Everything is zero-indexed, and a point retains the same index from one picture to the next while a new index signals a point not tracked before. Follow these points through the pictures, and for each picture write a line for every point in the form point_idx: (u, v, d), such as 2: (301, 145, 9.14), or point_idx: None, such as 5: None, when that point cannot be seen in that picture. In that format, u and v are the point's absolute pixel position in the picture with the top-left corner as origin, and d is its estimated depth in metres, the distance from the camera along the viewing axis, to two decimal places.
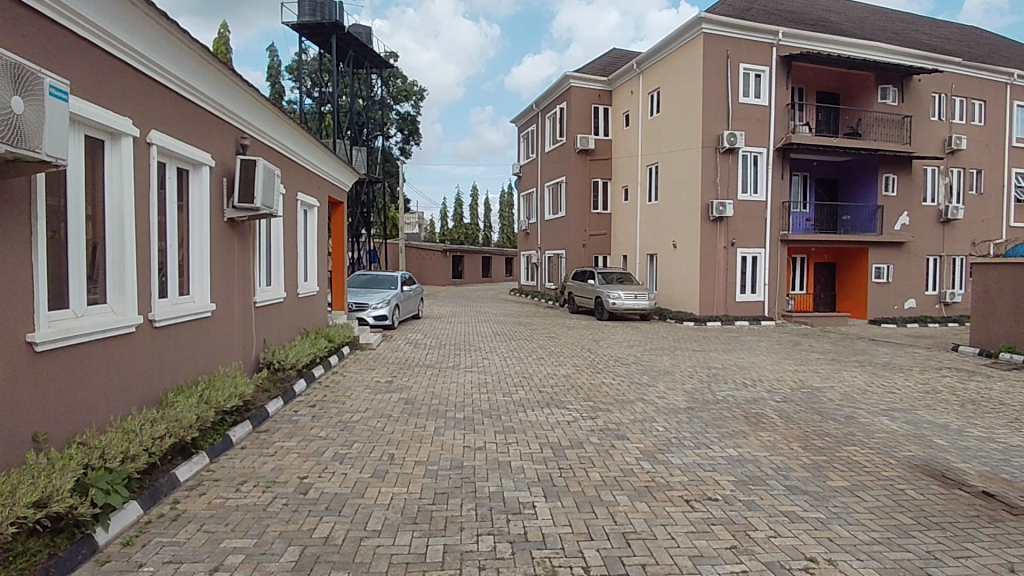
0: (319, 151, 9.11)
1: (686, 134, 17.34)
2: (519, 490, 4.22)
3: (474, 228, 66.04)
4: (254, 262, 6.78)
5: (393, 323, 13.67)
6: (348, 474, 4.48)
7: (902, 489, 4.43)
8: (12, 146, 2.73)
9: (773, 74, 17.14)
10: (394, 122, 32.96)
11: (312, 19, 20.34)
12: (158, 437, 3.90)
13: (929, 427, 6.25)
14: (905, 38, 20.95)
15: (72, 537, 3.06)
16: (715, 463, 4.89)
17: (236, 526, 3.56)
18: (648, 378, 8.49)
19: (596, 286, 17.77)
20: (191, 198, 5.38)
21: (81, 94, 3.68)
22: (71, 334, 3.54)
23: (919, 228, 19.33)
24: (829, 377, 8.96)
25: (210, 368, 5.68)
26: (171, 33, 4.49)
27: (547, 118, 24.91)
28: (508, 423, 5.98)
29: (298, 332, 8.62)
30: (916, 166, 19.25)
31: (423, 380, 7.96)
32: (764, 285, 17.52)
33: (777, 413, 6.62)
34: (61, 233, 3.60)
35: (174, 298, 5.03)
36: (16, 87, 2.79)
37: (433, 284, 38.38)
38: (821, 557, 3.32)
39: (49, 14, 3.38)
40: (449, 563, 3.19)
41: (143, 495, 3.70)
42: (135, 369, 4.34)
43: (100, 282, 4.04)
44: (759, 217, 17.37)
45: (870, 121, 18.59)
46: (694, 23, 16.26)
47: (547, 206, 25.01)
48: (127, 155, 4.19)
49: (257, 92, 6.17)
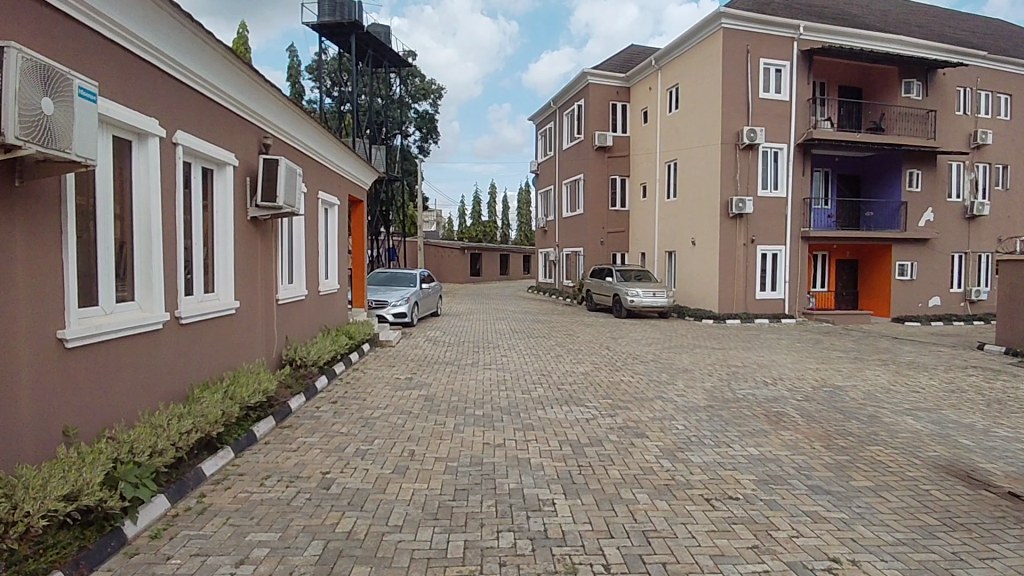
0: (340, 151, 9.22)
1: (705, 129, 17.17)
2: (539, 487, 4.24)
3: (491, 226, 65.83)
4: (277, 261, 6.89)
5: (413, 320, 13.73)
6: (369, 469, 4.54)
7: (927, 489, 4.37)
8: (43, 147, 2.80)
9: (794, 68, 16.92)
10: (412, 121, 33.07)
11: (332, 19, 20.46)
12: (185, 432, 3.98)
13: (955, 426, 6.15)
14: (930, 31, 20.55)
15: (102, 530, 3.14)
16: (736, 462, 4.84)
17: (261, 520, 3.62)
18: (668, 376, 8.43)
19: (614, 283, 17.72)
20: (216, 198, 5.46)
21: (108, 95, 3.75)
22: (100, 330, 3.62)
23: (944, 224, 18.95)
24: (852, 376, 8.81)
25: (236, 362, 5.78)
26: (196, 35, 4.57)
27: (564, 115, 24.83)
28: (528, 420, 6.00)
29: (319, 329, 8.71)
30: (941, 161, 18.90)
31: (443, 378, 7.99)
32: (784, 282, 17.31)
33: (799, 412, 6.56)
34: (89, 231, 3.67)
35: (200, 297, 5.10)
36: (46, 89, 2.84)
37: (450, 282, 38.40)
38: (844, 557, 3.29)
39: (79, 17, 3.46)
40: (470, 559, 3.21)
41: (170, 488, 3.79)
42: (162, 366, 4.42)
43: (128, 280, 4.13)
44: (780, 214, 17.15)
45: (893, 116, 18.28)
46: (714, 18, 16.11)
47: (565, 204, 24.95)
48: (153, 156, 4.26)
49: (278, 92, 6.24)
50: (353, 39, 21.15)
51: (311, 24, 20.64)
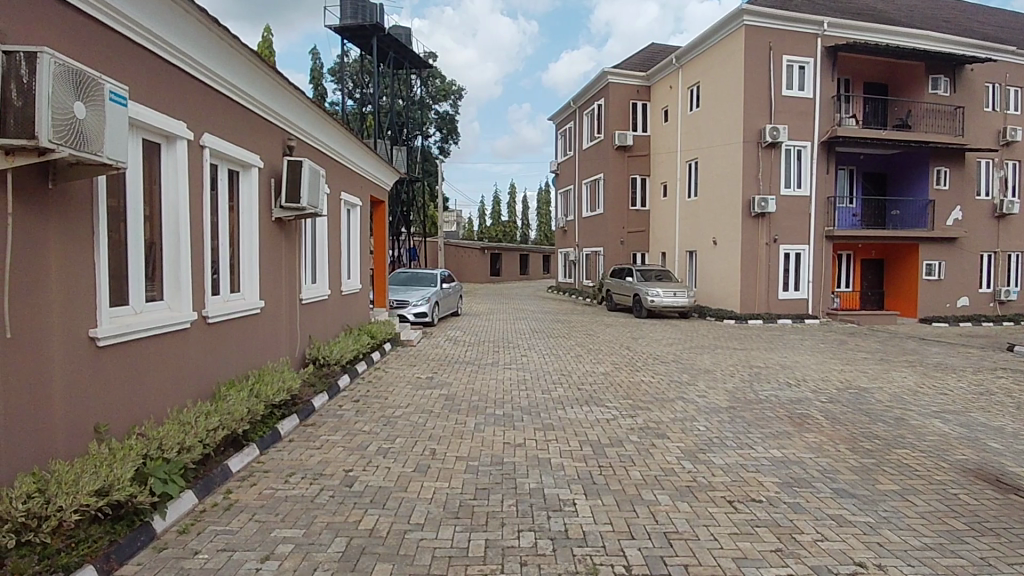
0: (362, 152, 9.30)
1: (727, 127, 17.01)
2: (560, 488, 4.24)
3: (511, 225, 66.00)
4: (301, 262, 6.99)
5: (433, 320, 13.82)
6: (391, 467, 4.58)
7: (955, 493, 4.28)
8: (75, 150, 2.87)
9: (818, 65, 16.67)
10: (433, 122, 33.25)
11: (354, 22, 20.63)
12: (212, 429, 4.06)
13: (983, 429, 6.03)
14: (957, 26, 20.10)
15: (132, 525, 3.21)
16: (759, 464, 4.81)
17: (285, 516, 3.68)
18: (689, 376, 8.38)
19: (635, 283, 17.64)
20: (240, 199, 5.55)
21: (138, 99, 3.84)
22: (130, 330, 3.71)
23: (972, 223, 18.55)
24: (878, 377, 8.69)
25: (260, 361, 5.85)
26: (222, 39, 4.64)
27: (584, 114, 24.76)
28: (548, 420, 6.01)
29: (341, 328, 8.80)
30: (969, 159, 18.49)
31: (463, 377, 8.02)
32: (807, 282, 17.07)
33: (823, 413, 6.48)
34: (121, 232, 3.77)
35: (225, 295, 5.19)
36: (78, 94, 2.91)
37: (470, 282, 38.59)
38: (870, 562, 3.24)
39: (109, 23, 3.55)
40: (491, 557, 3.23)
41: (198, 484, 3.86)
42: (189, 366, 4.51)
43: (157, 281, 4.23)
44: (803, 214, 16.91)
45: (919, 112, 17.96)
46: (735, 15, 15.96)
47: (585, 204, 24.88)
48: (181, 160, 4.35)
49: (301, 94, 6.31)
50: (375, 41, 21.30)
51: (334, 27, 20.84)
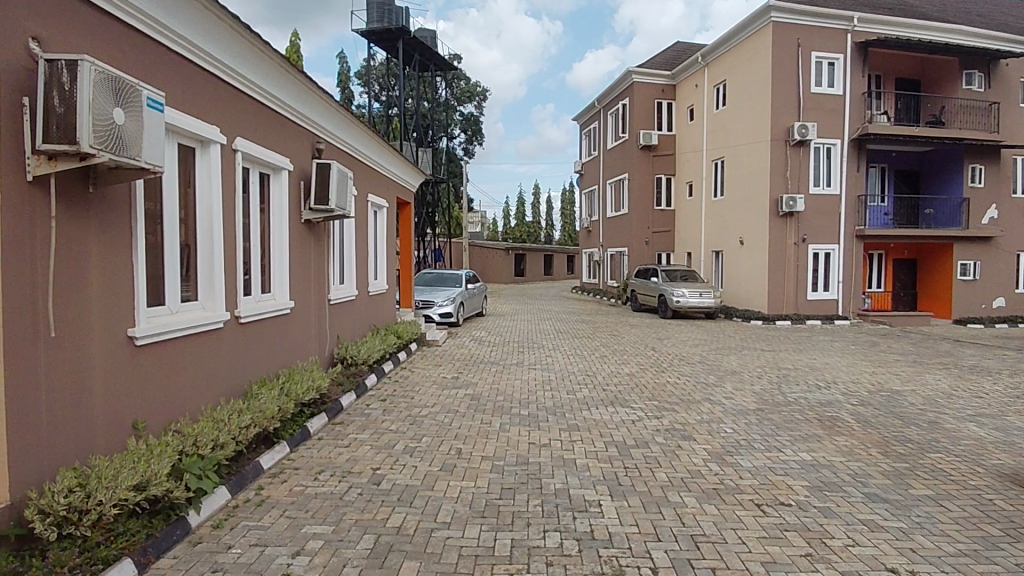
0: (389, 153, 9.38)
1: (754, 125, 16.79)
2: (585, 488, 4.25)
3: (536, 225, 66.01)
4: (329, 262, 7.08)
5: (458, 320, 13.90)
6: (418, 466, 4.62)
7: (991, 499, 4.18)
8: (116, 154, 2.96)
9: (848, 62, 16.37)
10: (458, 123, 33.41)
11: (380, 25, 20.82)
12: (244, 427, 4.15)
13: (1021, 434, 5.87)
14: (993, 19, 19.55)
15: (168, 519, 3.31)
16: (788, 467, 4.75)
17: (315, 512, 3.75)
18: (715, 378, 8.31)
19: (660, 284, 17.52)
20: (271, 202, 5.66)
21: (174, 105, 3.95)
22: (166, 329, 3.82)
23: (1009, 222, 18.02)
24: (910, 380, 8.51)
25: (290, 360, 5.95)
26: (254, 45, 4.75)
27: (609, 114, 24.65)
28: (572, 421, 6.01)
29: (369, 328, 8.90)
30: (1005, 156, 17.96)
31: (488, 377, 8.06)
32: (837, 282, 16.76)
33: (853, 416, 6.38)
34: (157, 234, 3.87)
35: (257, 296, 5.30)
36: (117, 99, 3.00)
37: (494, 282, 38.75)
38: (903, 568, 3.19)
39: (146, 31, 3.66)
40: (516, 557, 3.25)
41: (231, 480, 3.96)
42: (222, 364, 4.61)
43: (192, 280, 4.34)
44: (833, 212, 16.61)
45: (954, 108, 17.51)
46: (763, 12, 15.75)
47: (609, 204, 24.78)
48: (215, 163, 4.46)
49: (329, 98, 6.42)
50: (400, 44, 21.47)
51: (361, 31, 21.05)
